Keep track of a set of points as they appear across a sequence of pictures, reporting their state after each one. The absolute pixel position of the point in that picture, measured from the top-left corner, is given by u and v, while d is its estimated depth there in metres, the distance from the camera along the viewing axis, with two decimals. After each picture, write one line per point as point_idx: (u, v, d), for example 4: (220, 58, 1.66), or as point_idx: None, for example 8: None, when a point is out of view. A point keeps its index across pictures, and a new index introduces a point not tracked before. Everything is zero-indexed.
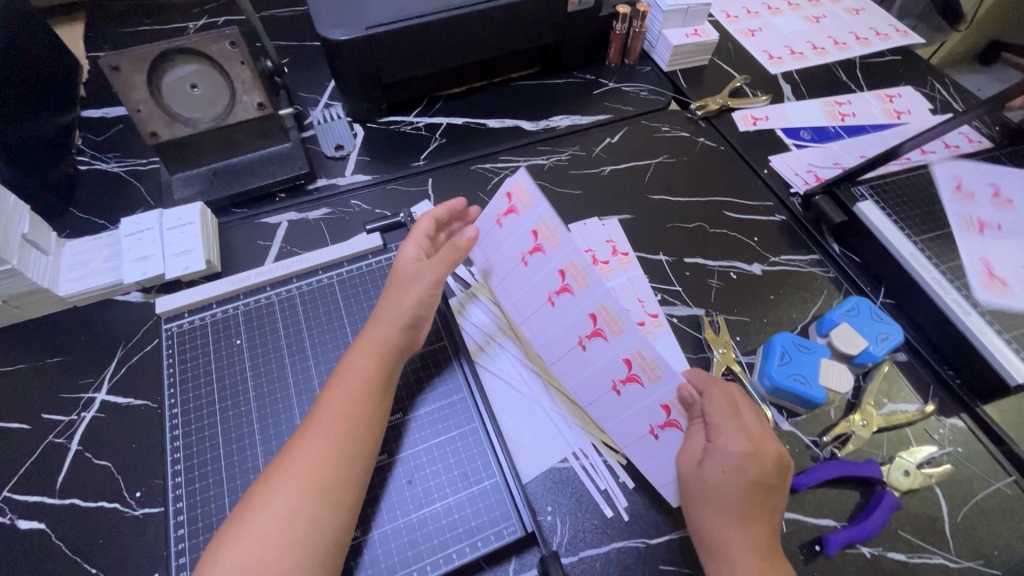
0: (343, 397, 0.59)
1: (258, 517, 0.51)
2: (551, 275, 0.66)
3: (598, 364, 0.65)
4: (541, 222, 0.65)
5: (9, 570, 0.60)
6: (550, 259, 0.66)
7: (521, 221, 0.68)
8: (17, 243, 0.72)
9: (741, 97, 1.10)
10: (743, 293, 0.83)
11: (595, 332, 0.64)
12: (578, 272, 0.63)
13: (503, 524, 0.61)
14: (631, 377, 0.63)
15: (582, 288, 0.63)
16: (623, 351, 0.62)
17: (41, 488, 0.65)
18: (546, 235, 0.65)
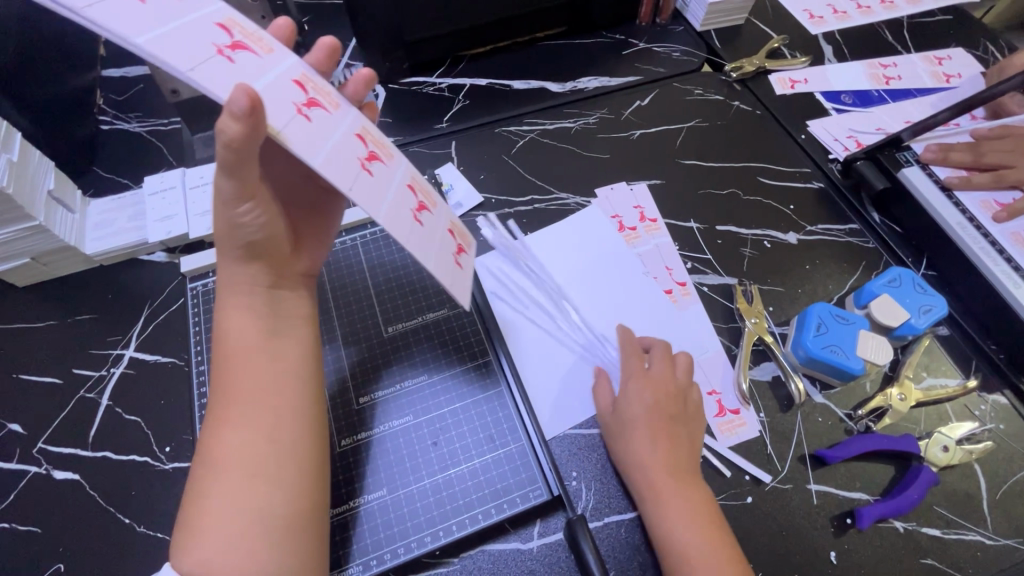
0: (247, 361, 0.54)
1: (211, 505, 0.49)
2: (266, 65, 0.51)
3: (387, 185, 0.54)
4: (275, 46, 0.53)
5: (48, 516, 0.62)
6: (269, 66, 0.51)
7: (262, 60, 0.50)
8: (43, 200, 0.72)
9: (779, 58, 1.04)
10: (777, 262, 0.80)
11: (359, 150, 0.54)
12: (326, 93, 0.55)
13: (529, 488, 0.60)
14: (421, 206, 0.58)
15: (335, 107, 0.55)
16: (382, 159, 0.56)
17: (74, 440, 0.67)
18: (242, 34, 0.51)
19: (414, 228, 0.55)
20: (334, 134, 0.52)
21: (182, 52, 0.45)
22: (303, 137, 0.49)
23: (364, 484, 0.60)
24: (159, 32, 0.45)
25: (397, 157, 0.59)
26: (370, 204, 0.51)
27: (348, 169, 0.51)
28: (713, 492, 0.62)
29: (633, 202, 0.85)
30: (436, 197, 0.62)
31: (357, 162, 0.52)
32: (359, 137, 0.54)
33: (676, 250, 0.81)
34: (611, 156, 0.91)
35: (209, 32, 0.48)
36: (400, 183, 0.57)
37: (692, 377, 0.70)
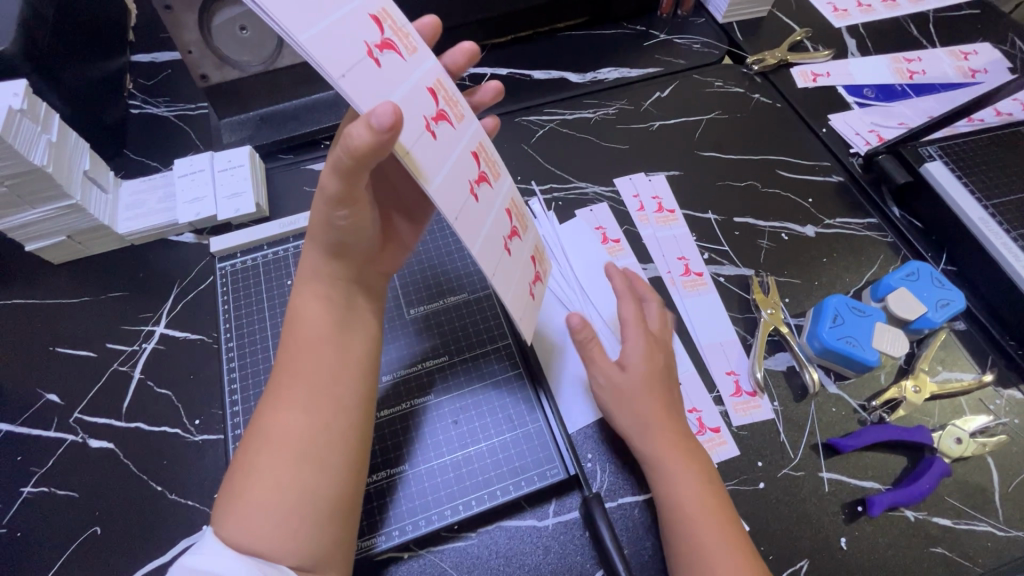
0: (316, 350, 0.57)
1: (263, 473, 0.51)
2: (408, 69, 0.49)
3: (488, 212, 0.54)
4: (418, 47, 0.52)
5: (85, 483, 0.65)
6: (410, 70, 0.49)
7: (405, 67, 0.49)
8: (80, 180, 0.74)
9: (801, 51, 1.04)
10: (795, 255, 0.80)
11: (471, 170, 0.53)
12: (455, 103, 0.54)
13: (547, 466, 0.62)
14: (517, 233, 0.59)
15: (458, 122, 0.53)
16: (488, 183, 0.56)
17: (108, 411, 0.70)
18: (391, 29, 0.49)
19: (506, 256, 0.56)
20: (449, 154, 0.51)
21: (335, 43, 0.42)
22: (425, 156, 0.48)
23: (380, 460, 0.61)
24: (316, 17, 0.42)
25: (501, 179, 0.59)
26: (470, 232, 0.51)
27: (457, 191, 0.50)
28: (725, 478, 0.64)
29: (651, 191, 0.86)
30: (529, 219, 0.62)
31: (465, 185, 0.52)
32: (473, 157, 0.54)
33: (693, 240, 0.82)
34: (630, 146, 0.92)
35: (361, 24, 0.45)
36: (501, 209, 0.56)
37: (711, 359, 0.71)
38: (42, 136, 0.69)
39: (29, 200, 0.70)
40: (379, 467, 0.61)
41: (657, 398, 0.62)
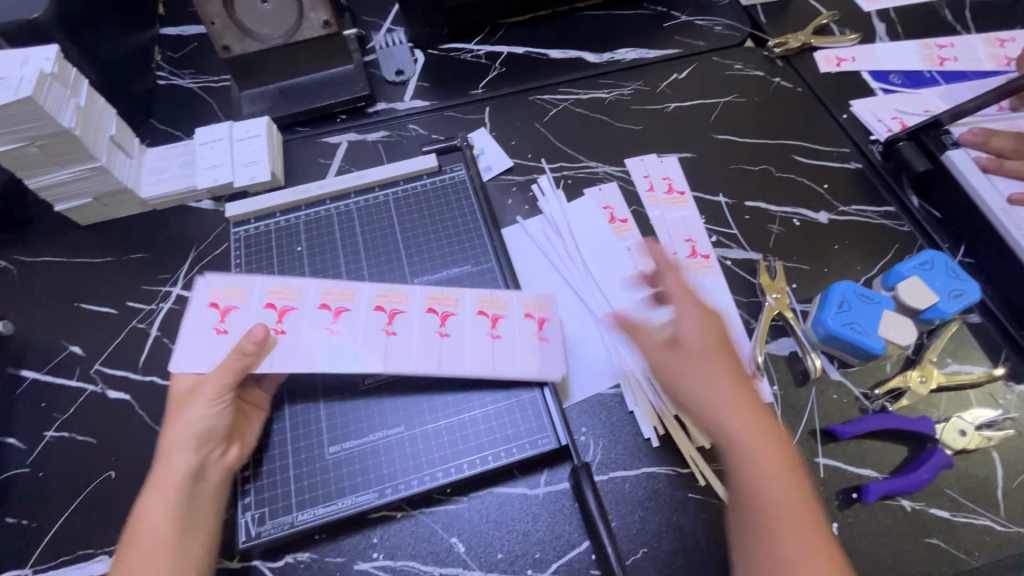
0: (183, 451, 0.55)
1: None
2: (359, 317, 0.66)
3: (468, 340, 0.65)
4: (351, 287, 0.67)
5: (101, 430, 0.69)
6: (355, 312, 0.66)
7: (302, 313, 0.65)
8: (106, 144, 0.77)
9: (826, 35, 1.01)
10: (806, 241, 0.79)
11: (433, 322, 0.66)
12: (391, 293, 0.68)
13: (539, 435, 0.63)
14: (496, 322, 0.67)
15: (404, 301, 0.67)
16: (450, 308, 0.67)
17: (126, 365, 0.73)
18: (332, 298, 0.66)
19: (494, 349, 0.65)
20: (415, 334, 0.65)
21: (321, 347, 0.63)
22: (400, 350, 0.64)
23: (377, 421, 0.63)
24: (303, 345, 0.63)
25: (459, 296, 0.68)
26: (456, 361, 0.64)
27: (437, 357, 0.64)
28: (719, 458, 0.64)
29: (662, 172, 0.86)
30: (503, 299, 0.69)
31: (435, 336, 0.66)
32: (429, 311, 0.67)
33: (702, 223, 0.81)
34: (643, 128, 0.91)
35: (319, 317, 0.65)
36: (472, 317, 0.67)
37: None
38: (71, 100, 0.72)
39: (59, 161, 0.74)
40: (376, 427, 0.63)
41: (723, 379, 0.56)
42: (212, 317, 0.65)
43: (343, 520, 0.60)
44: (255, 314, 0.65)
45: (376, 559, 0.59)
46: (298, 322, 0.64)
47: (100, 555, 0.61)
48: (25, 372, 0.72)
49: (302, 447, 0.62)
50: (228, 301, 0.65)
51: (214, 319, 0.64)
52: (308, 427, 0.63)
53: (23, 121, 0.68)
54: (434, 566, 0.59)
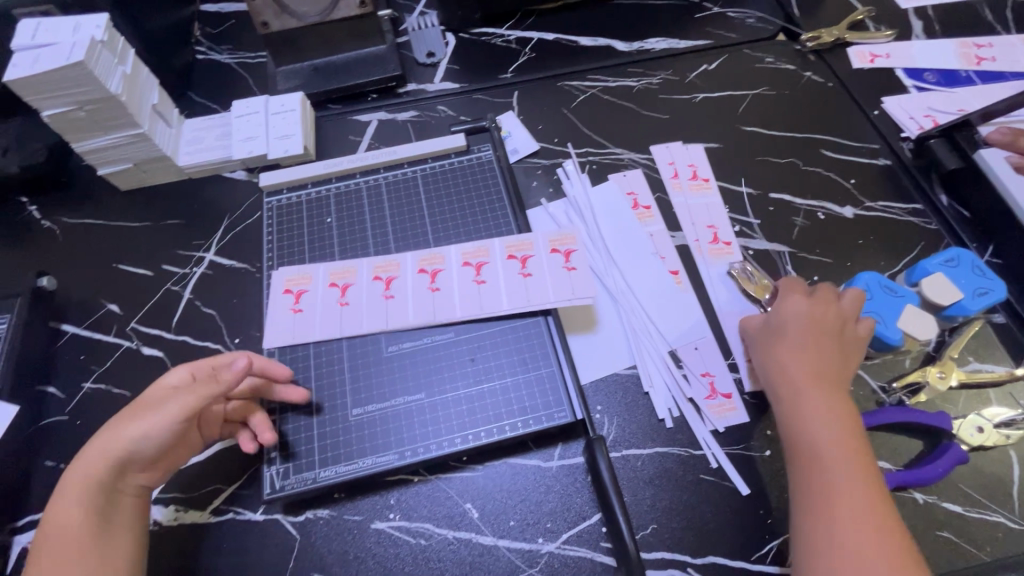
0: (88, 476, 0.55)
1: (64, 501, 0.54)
2: (407, 279, 0.71)
3: (504, 282, 0.70)
4: (395, 258, 0.73)
5: (135, 384, 0.72)
6: (404, 275, 0.71)
7: (359, 284, 0.71)
8: (148, 112, 0.80)
9: (861, 30, 1.00)
10: (831, 234, 0.79)
11: (469, 273, 0.71)
12: (429, 256, 0.73)
13: (556, 409, 0.64)
14: (525, 263, 0.71)
15: (442, 260, 0.72)
16: (484, 258, 0.72)
17: (160, 324, 0.76)
18: (383, 269, 0.72)
19: (526, 287, 0.70)
20: (458, 285, 0.70)
21: (379, 313, 0.69)
22: (445, 299, 0.69)
23: (398, 388, 0.66)
24: (364, 315, 0.69)
25: (489, 246, 0.73)
26: (494, 302, 0.69)
27: (478, 300, 0.69)
28: (732, 442, 0.64)
29: (686, 159, 0.86)
30: (527, 241, 0.73)
31: (474, 285, 0.70)
32: (467, 263, 0.72)
33: (724, 210, 0.81)
34: (670, 117, 0.92)
35: (375, 289, 0.71)
36: (503, 261, 0.72)
37: (729, 325, 0.72)
38: (118, 67, 0.75)
39: (103, 126, 0.77)
40: (398, 393, 0.65)
41: (815, 350, 0.61)
42: (285, 299, 0.71)
43: (362, 479, 0.62)
44: (321, 294, 0.71)
45: (391, 520, 0.61)
46: (357, 300, 0.70)
47: None
48: (65, 326, 0.76)
49: (327, 408, 0.65)
50: (295, 287, 0.72)
51: (286, 300, 0.71)
52: (333, 389, 0.66)
53: (73, 85, 0.71)
54: (447, 529, 0.60)
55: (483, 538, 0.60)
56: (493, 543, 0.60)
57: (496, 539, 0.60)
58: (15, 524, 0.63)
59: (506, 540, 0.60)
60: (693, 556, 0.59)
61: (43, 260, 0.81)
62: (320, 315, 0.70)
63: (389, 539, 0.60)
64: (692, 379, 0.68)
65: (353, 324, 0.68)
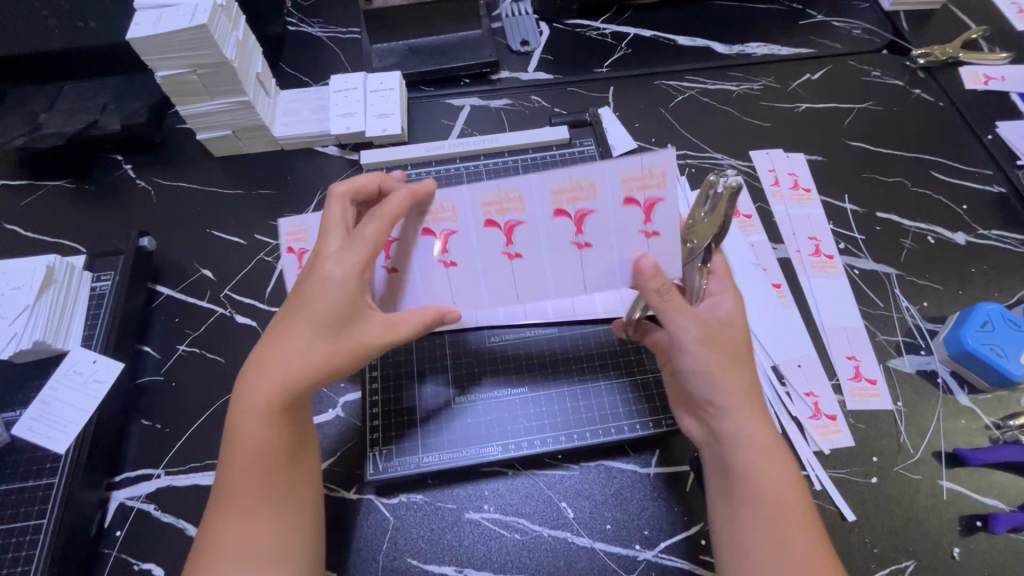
0: (254, 462, 0.49)
1: (226, 541, 0.47)
2: (470, 237, 0.54)
3: (604, 248, 0.54)
4: (451, 199, 0.53)
5: (228, 350, 0.72)
6: (464, 233, 0.54)
7: (422, 246, 0.54)
8: (254, 80, 0.80)
9: (974, 50, 0.96)
10: (941, 260, 0.76)
11: (497, 237, 0.54)
12: (500, 198, 0.53)
13: (663, 415, 0.63)
14: (650, 208, 0.52)
15: (593, 195, 0.52)
16: (587, 205, 0.52)
17: (253, 294, 0.76)
18: (432, 219, 0.54)
19: (581, 259, 0.54)
20: (542, 252, 0.54)
21: (441, 287, 0.55)
22: (531, 268, 0.55)
23: (501, 379, 0.66)
24: (451, 287, 0.55)
25: (595, 178, 0.52)
26: (588, 305, 0.69)
27: (543, 284, 0.55)
28: (838, 464, 0.62)
29: (788, 168, 0.84)
30: (656, 167, 0.51)
31: (570, 247, 0.54)
32: (560, 216, 0.53)
33: (827, 223, 0.79)
34: (772, 125, 0.89)
35: (431, 248, 0.54)
36: (616, 209, 0.52)
37: (834, 340, 0.70)
38: (233, 35, 0.75)
39: (211, 91, 0.77)
40: (501, 384, 0.65)
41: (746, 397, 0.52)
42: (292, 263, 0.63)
43: (461, 467, 0.61)
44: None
45: (487, 511, 0.61)
46: (408, 264, 0.55)
47: None
48: (160, 288, 0.76)
49: (430, 392, 0.65)
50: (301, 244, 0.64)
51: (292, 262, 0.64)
52: (436, 375, 0.66)
53: (191, 48, 0.71)
54: (543, 527, 0.60)
55: (579, 540, 0.59)
56: (589, 546, 0.59)
57: (592, 541, 0.59)
58: (112, 479, 0.64)
59: (602, 543, 0.59)
60: None
61: (138, 220, 0.82)
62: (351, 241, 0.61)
63: (484, 531, 0.60)
64: (795, 398, 0.66)
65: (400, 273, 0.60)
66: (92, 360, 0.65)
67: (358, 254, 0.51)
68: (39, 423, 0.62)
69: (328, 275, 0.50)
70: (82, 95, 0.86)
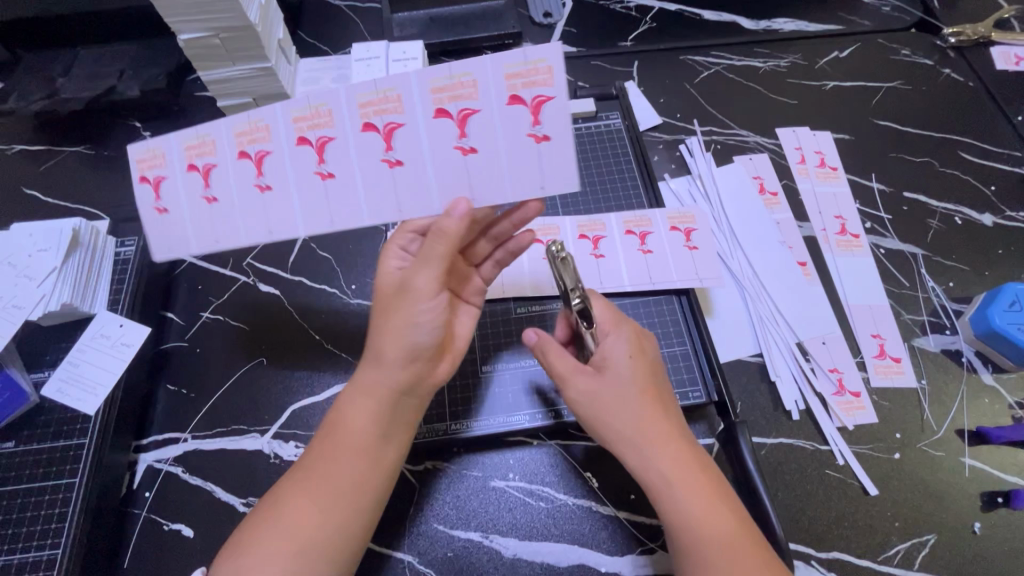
0: (350, 438, 0.51)
1: (294, 501, 0.48)
2: (349, 143, 0.52)
3: (493, 154, 0.51)
4: (263, 116, 0.52)
5: (252, 318, 0.72)
6: (280, 155, 0.53)
7: (323, 133, 0.52)
8: (275, 47, 0.79)
9: (1006, 30, 0.94)
10: (967, 240, 0.76)
11: (450, 128, 0.51)
12: (250, 126, 0.53)
13: (690, 387, 0.63)
14: (538, 109, 0.50)
15: (399, 108, 0.50)
16: (470, 105, 0.50)
17: (275, 262, 0.75)
18: (248, 140, 0.53)
19: (541, 152, 0.51)
20: (422, 152, 0.51)
21: (202, 221, 0.55)
22: (483, 166, 0.51)
23: (528, 350, 0.66)
24: (357, 179, 0.53)
25: (475, 75, 0.49)
26: (615, 276, 0.69)
27: (428, 194, 0.53)
28: (861, 440, 0.63)
29: (814, 146, 0.83)
30: (542, 63, 0.49)
31: (527, 141, 0.51)
32: (439, 116, 0.50)
33: (853, 202, 0.78)
34: (799, 103, 0.87)
35: (302, 156, 0.53)
36: (500, 108, 0.50)
37: (859, 318, 0.70)
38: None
39: (233, 56, 0.75)
40: (528, 355, 0.66)
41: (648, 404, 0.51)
42: (147, 191, 0.55)
43: (488, 436, 0.62)
44: (181, 182, 0.55)
45: (512, 480, 0.61)
46: (175, 202, 0.55)
47: (251, 433, 0.65)
48: (182, 256, 0.76)
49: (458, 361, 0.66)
50: (154, 170, 0.54)
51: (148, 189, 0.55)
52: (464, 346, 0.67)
53: (210, 11, 0.69)
54: (568, 495, 0.61)
55: (604, 508, 0.60)
56: (613, 514, 0.60)
57: (617, 510, 0.60)
58: (140, 442, 0.64)
59: (626, 512, 0.60)
60: (817, 549, 0.57)
61: None
62: (184, 200, 0.55)
63: (509, 498, 0.60)
64: (819, 373, 0.66)
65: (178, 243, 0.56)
66: (119, 325, 0.65)
67: (436, 268, 0.51)
68: (68, 385, 0.62)
69: (410, 290, 0.52)
70: (100, 60, 0.85)
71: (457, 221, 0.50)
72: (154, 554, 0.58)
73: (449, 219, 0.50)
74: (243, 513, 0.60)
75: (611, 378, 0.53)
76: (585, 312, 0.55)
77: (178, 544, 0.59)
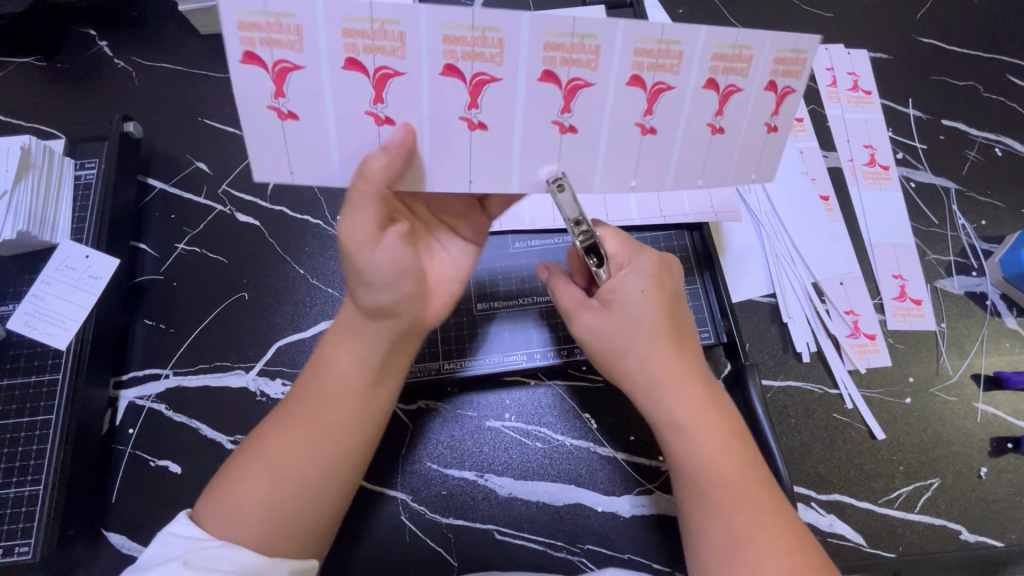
0: (341, 390, 0.47)
1: (275, 440, 0.46)
2: (606, 96, 0.43)
3: (736, 141, 0.46)
4: (398, 17, 0.39)
5: (231, 249, 0.67)
6: (510, 85, 0.42)
7: (507, 79, 0.41)
8: None
9: None
10: (1007, 175, 0.70)
11: (710, 102, 0.44)
12: (474, 35, 0.40)
13: (698, 329, 0.60)
14: (784, 99, 0.45)
15: (677, 67, 0.42)
16: (737, 81, 0.44)
17: (254, 191, 0.69)
18: (465, 53, 0.40)
19: (712, 145, 0.46)
20: (604, 121, 0.44)
21: (362, 147, 0.43)
22: (726, 150, 0.47)
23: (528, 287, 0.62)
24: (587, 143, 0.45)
25: (754, 49, 0.43)
26: (623, 210, 0.63)
27: (663, 169, 0.47)
28: (874, 384, 0.60)
29: (849, 66, 0.74)
30: (806, 55, 0.44)
31: (762, 131, 0.46)
32: (708, 87, 0.44)
33: (886, 131, 0.71)
34: (835, 16, 0.78)
35: (447, 91, 0.41)
36: (757, 93, 0.45)
37: (881, 257, 0.65)
38: None
39: None
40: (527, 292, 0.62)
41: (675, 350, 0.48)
42: (261, 77, 0.40)
43: (483, 376, 0.59)
44: (322, 79, 0.40)
45: (508, 420, 0.59)
46: (306, 106, 0.41)
47: (237, 369, 0.62)
48: (151, 181, 0.69)
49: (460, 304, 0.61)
50: (284, 53, 0.39)
51: (262, 70, 0.40)
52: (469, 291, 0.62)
53: None
54: (565, 436, 0.59)
55: (602, 449, 0.58)
56: (612, 455, 0.58)
57: (615, 452, 0.58)
58: (119, 378, 0.61)
59: (625, 453, 0.58)
60: (818, 491, 0.56)
61: (119, 105, 0.73)
62: (332, 110, 0.42)
63: (506, 439, 0.58)
64: (834, 315, 0.63)
65: (312, 172, 0.44)
66: (85, 256, 0.61)
67: (365, 210, 0.43)
68: (35, 318, 0.58)
69: (345, 243, 0.43)
70: None
71: (383, 153, 0.42)
72: (143, 489, 0.57)
73: (378, 156, 0.42)
74: (231, 450, 0.59)
75: (622, 316, 0.48)
76: (592, 247, 0.48)
77: (166, 481, 0.58)
